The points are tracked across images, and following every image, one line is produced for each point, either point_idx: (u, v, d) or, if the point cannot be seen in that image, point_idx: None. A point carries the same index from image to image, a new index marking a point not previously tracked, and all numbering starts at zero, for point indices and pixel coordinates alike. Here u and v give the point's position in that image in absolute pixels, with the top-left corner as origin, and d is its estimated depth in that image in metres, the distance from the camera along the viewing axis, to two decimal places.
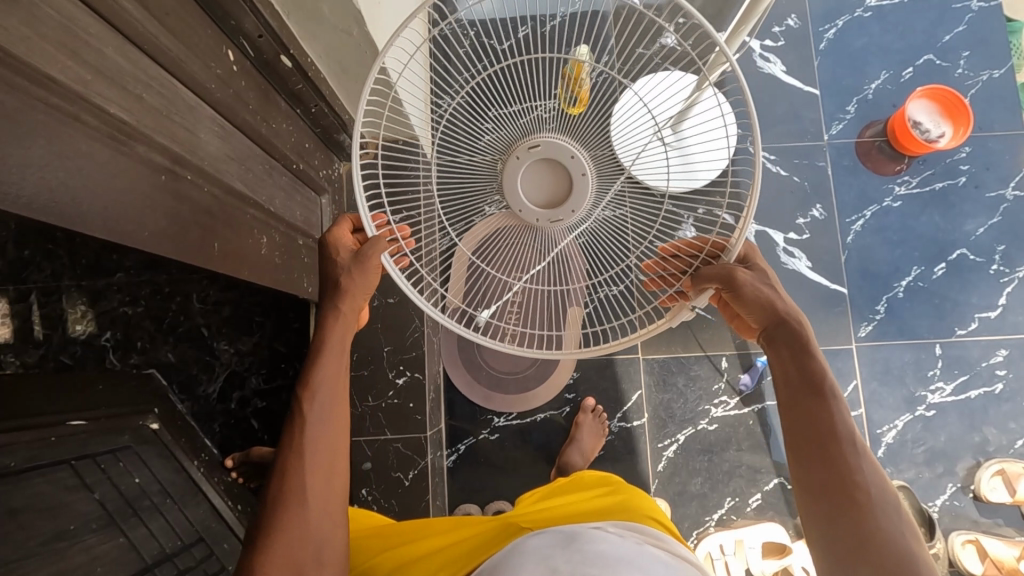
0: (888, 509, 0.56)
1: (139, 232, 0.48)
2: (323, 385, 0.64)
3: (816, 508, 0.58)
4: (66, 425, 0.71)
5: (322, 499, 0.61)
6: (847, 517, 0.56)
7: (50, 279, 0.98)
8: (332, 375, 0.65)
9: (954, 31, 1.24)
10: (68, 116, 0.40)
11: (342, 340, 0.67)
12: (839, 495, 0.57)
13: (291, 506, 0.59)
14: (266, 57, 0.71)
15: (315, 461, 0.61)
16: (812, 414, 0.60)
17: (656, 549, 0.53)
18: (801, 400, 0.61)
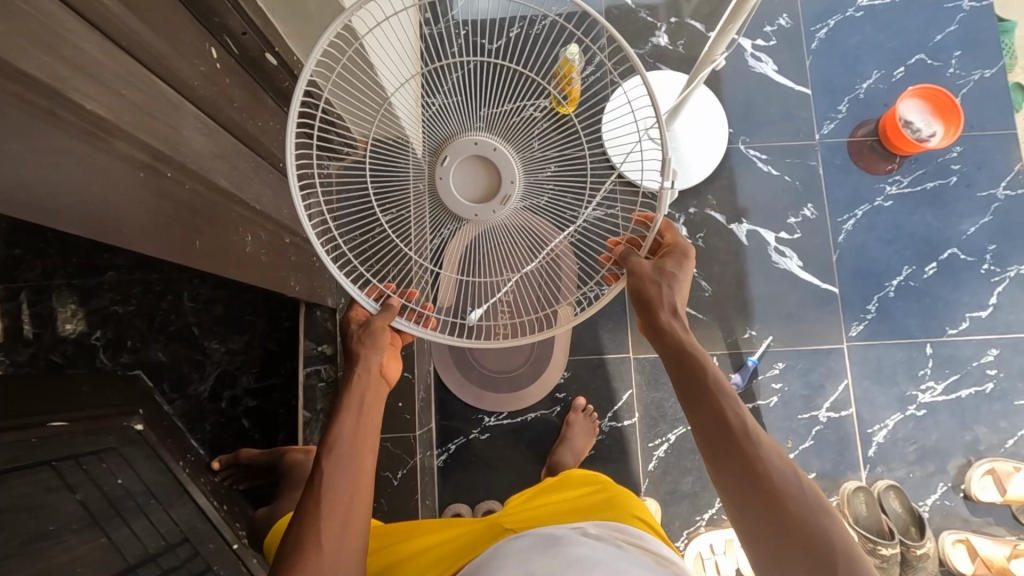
0: (821, 516, 0.53)
1: (116, 229, 0.47)
2: (341, 448, 0.62)
3: (763, 540, 0.53)
4: (49, 425, 0.71)
5: (337, 546, 0.58)
6: (793, 541, 0.52)
7: (41, 278, 0.99)
8: (351, 436, 0.63)
9: (946, 31, 1.24)
10: (44, 112, 0.40)
11: (367, 397, 0.66)
12: (781, 516, 0.53)
13: (307, 550, 0.57)
14: (252, 55, 0.71)
15: (327, 530, 0.58)
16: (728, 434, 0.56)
17: (637, 550, 0.52)
18: (716, 421, 0.57)
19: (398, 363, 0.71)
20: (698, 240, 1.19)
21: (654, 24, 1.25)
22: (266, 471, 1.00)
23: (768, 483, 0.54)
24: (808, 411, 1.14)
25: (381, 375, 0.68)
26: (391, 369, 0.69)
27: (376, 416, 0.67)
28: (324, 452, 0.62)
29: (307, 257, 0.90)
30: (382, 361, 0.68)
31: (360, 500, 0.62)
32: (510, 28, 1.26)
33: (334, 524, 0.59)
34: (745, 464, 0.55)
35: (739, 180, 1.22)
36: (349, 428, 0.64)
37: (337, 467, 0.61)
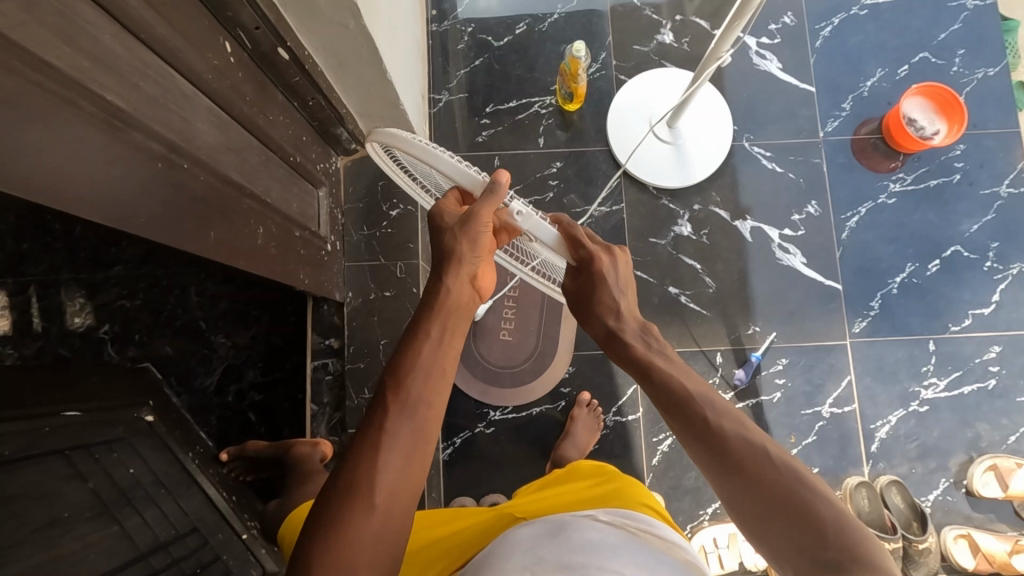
0: (800, 481, 0.52)
1: (134, 219, 0.48)
2: (421, 363, 0.59)
3: (750, 519, 0.53)
4: (61, 416, 0.73)
5: (393, 497, 0.52)
6: (776, 514, 0.51)
7: (49, 272, 0.99)
8: (423, 369, 0.58)
9: (950, 29, 1.24)
10: (65, 101, 0.40)
11: (444, 326, 0.62)
12: (756, 492, 0.52)
13: (357, 498, 0.51)
14: (262, 49, 0.71)
15: (398, 448, 0.54)
16: (692, 423, 0.58)
17: (644, 535, 0.53)
18: (674, 416, 0.60)
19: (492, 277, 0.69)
20: (703, 237, 1.20)
21: (659, 22, 1.26)
22: (272, 463, 1.01)
23: (737, 461, 0.54)
24: (811, 407, 1.15)
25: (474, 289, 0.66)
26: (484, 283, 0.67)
27: (461, 337, 0.63)
28: (403, 366, 0.58)
29: (314, 251, 0.90)
30: (477, 271, 0.65)
31: (433, 422, 0.57)
32: (515, 27, 1.27)
33: (406, 441, 0.54)
34: (713, 445, 0.56)
35: (742, 176, 1.22)
36: (426, 341, 0.60)
37: (415, 381, 0.57)
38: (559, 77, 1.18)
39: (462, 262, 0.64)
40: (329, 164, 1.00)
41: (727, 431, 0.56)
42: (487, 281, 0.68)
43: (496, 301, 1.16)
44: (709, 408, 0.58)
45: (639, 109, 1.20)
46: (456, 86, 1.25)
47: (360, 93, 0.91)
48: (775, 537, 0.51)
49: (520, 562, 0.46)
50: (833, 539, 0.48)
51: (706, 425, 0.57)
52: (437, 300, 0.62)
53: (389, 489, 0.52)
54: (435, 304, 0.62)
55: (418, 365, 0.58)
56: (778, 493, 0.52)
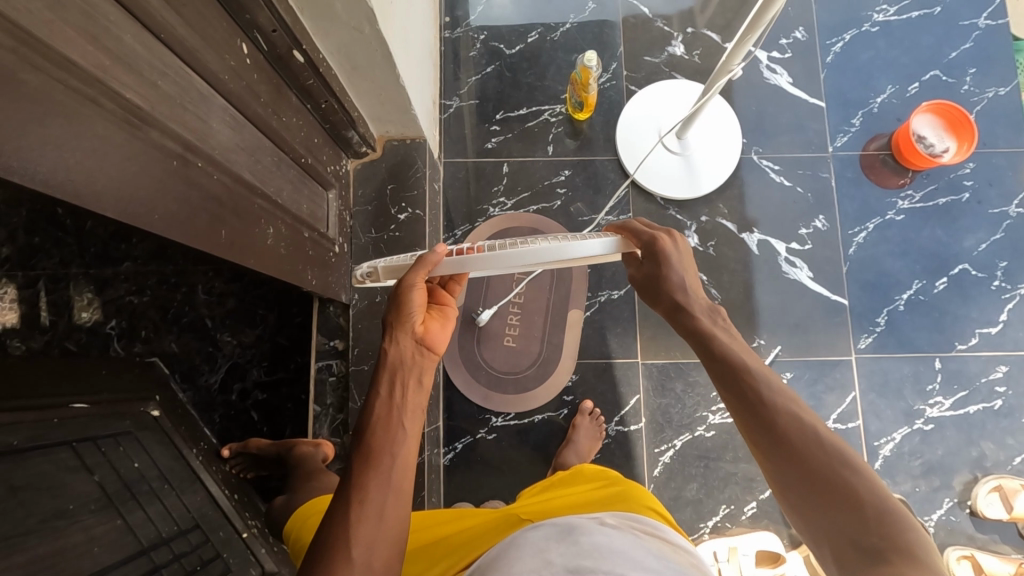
0: (846, 458, 0.52)
1: (150, 216, 0.48)
2: (378, 417, 0.61)
3: (790, 494, 0.54)
4: (69, 408, 0.73)
5: (368, 547, 0.53)
6: (819, 491, 0.52)
7: (58, 266, 1.00)
8: (380, 421, 0.61)
9: (961, 48, 1.25)
10: (86, 98, 0.41)
11: (392, 383, 0.64)
12: (801, 468, 0.53)
13: (333, 554, 0.52)
14: (279, 51, 0.72)
15: (368, 496, 0.55)
16: (745, 396, 0.58)
17: (648, 538, 0.53)
18: (730, 391, 0.60)
19: (442, 329, 0.68)
20: (709, 248, 1.20)
21: (670, 34, 1.27)
22: (274, 462, 1.01)
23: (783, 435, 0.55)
24: None
25: (421, 345, 0.66)
26: (433, 335, 0.67)
27: (417, 391, 0.64)
28: (362, 429, 0.61)
29: (323, 253, 0.91)
30: (415, 326, 0.66)
31: (402, 474, 0.58)
32: (527, 35, 1.28)
33: (378, 490, 0.56)
34: (765, 418, 0.56)
35: (749, 189, 1.22)
36: (381, 398, 0.63)
37: (376, 436, 0.60)
38: (569, 85, 1.19)
39: (398, 327, 0.66)
40: (339, 166, 1.01)
41: (777, 405, 0.57)
42: (438, 337, 0.67)
43: (501, 307, 1.16)
44: (765, 385, 0.58)
45: (648, 120, 1.20)
46: (467, 92, 1.26)
47: (373, 98, 0.92)
48: (819, 515, 0.51)
49: (529, 565, 0.45)
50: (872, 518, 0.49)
51: (760, 398, 0.57)
52: (387, 360, 0.65)
53: (366, 536, 0.54)
54: (380, 365, 0.65)
55: (377, 421, 0.61)
56: (821, 470, 0.52)
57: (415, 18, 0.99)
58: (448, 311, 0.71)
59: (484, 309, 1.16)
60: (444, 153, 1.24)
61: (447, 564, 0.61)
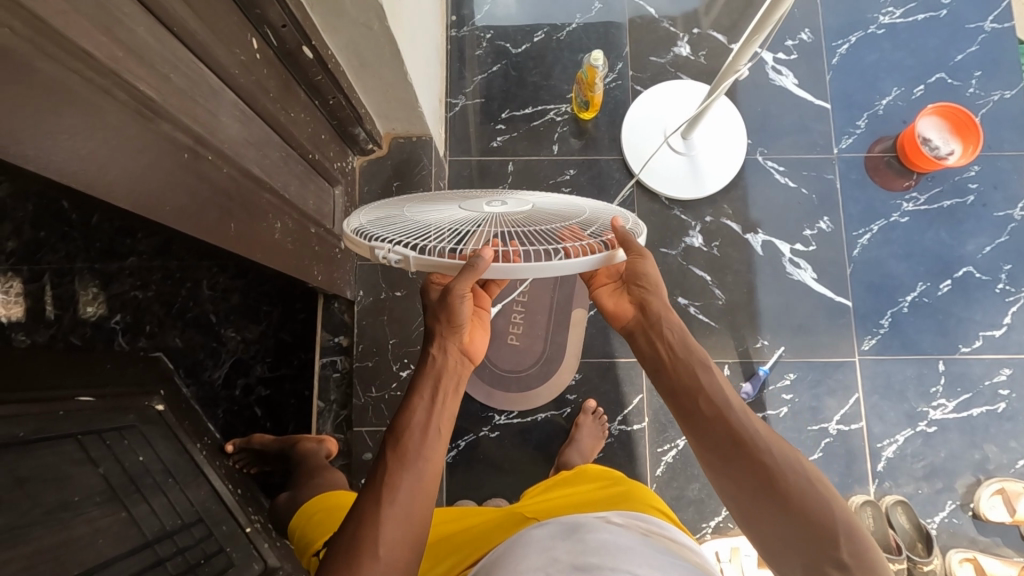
0: (799, 476, 0.55)
1: (160, 208, 0.49)
2: (418, 423, 0.61)
3: (748, 517, 0.57)
4: (74, 400, 0.73)
5: (395, 550, 0.53)
6: (774, 514, 0.54)
7: (64, 261, 0.99)
8: (420, 427, 0.60)
9: (966, 51, 1.25)
10: (101, 89, 0.41)
11: (434, 391, 0.63)
12: (756, 492, 0.55)
13: (361, 555, 0.52)
14: (288, 47, 0.72)
15: (399, 501, 0.55)
16: (702, 420, 0.60)
17: (659, 538, 0.53)
18: (683, 409, 0.62)
19: (483, 339, 0.69)
20: (714, 248, 1.20)
21: (676, 34, 1.27)
22: (277, 458, 1.01)
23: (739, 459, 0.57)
24: (817, 423, 1.14)
25: (463, 355, 0.67)
26: (475, 346, 0.68)
27: (455, 400, 0.65)
28: (398, 431, 0.60)
29: (329, 249, 0.91)
30: (463, 340, 0.66)
31: (430, 481, 0.58)
32: (533, 34, 1.29)
33: (409, 493, 0.56)
34: (713, 437, 0.59)
35: (754, 190, 1.22)
36: (422, 403, 0.62)
37: (411, 439, 0.59)
38: (575, 84, 1.20)
39: (448, 337, 0.65)
40: (346, 163, 1.01)
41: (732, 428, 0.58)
42: (477, 346, 0.68)
43: (505, 305, 1.16)
44: (713, 403, 0.60)
45: (653, 120, 1.21)
46: (473, 91, 1.27)
47: (380, 95, 0.92)
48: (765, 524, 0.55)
49: (535, 563, 0.45)
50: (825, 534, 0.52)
51: (715, 422, 0.59)
52: (431, 367, 0.64)
53: (391, 540, 0.54)
54: (423, 370, 0.64)
55: (415, 426, 0.61)
56: (775, 493, 0.54)
57: (423, 15, 0.99)
58: (484, 316, 0.71)
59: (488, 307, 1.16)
60: (450, 151, 1.24)
61: (453, 562, 0.61)
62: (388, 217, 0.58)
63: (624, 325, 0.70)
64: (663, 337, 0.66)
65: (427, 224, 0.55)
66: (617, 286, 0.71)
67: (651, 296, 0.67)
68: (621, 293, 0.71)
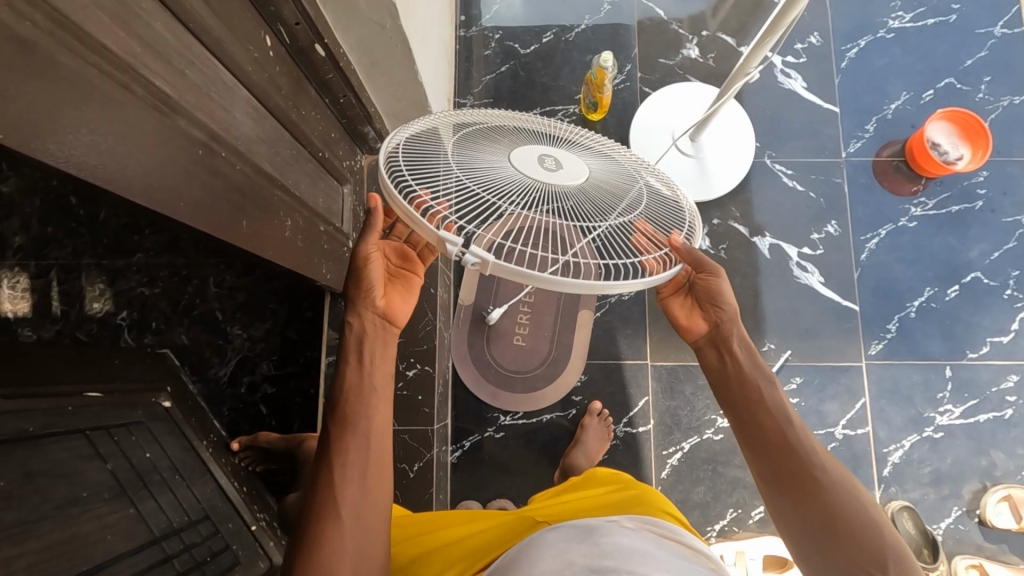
0: (846, 490, 0.57)
1: (175, 203, 0.49)
2: (349, 386, 0.61)
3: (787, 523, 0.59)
4: (83, 396, 0.73)
5: (354, 509, 0.55)
6: (815, 523, 0.57)
7: (70, 256, 1.00)
8: (352, 388, 0.61)
9: (976, 56, 1.25)
10: (120, 85, 0.41)
11: (363, 352, 0.63)
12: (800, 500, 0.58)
13: (322, 521, 0.54)
14: (301, 44, 0.72)
15: (349, 462, 0.57)
16: (755, 429, 0.62)
17: (670, 541, 0.53)
18: (743, 423, 0.63)
19: (405, 302, 0.66)
20: (721, 251, 1.20)
21: (684, 36, 1.27)
22: (283, 456, 1.00)
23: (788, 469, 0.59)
24: (824, 427, 1.13)
25: (382, 318, 0.65)
26: (393, 307, 0.65)
27: (384, 357, 0.64)
28: (335, 396, 0.61)
29: (337, 247, 0.91)
30: (372, 300, 0.64)
31: (378, 437, 0.59)
32: (542, 35, 1.29)
33: (357, 454, 0.57)
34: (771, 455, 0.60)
35: (761, 193, 1.22)
36: (350, 367, 0.63)
37: (351, 402, 0.60)
38: (584, 86, 1.20)
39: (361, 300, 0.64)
40: (355, 162, 1.01)
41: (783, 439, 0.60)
42: (397, 308, 0.66)
43: (512, 305, 1.15)
44: (776, 423, 0.61)
45: (662, 121, 1.20)
46: (482, 91, 1.27)
47: (390, 94, 0.92)
48: (812, 546, 0.57)
49: (551, 565, 0.45)
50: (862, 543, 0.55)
51: (768, 433, 0.61)
52: (353, 330, 0.64)
53: (349, 501, 0.55)
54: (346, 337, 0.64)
55: (349, 389, 0.61)
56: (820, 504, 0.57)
57: (433, 14, 0.99)
58: (416, 282, 0.68)
59: (495, 307, 1.14)
60: None
61: (465, 566, 0.61)
62: (426, 178, 0.54)
63: (695, 339, 0.69)
64: (733, 354, 0.66)
65: (473, 197, 0.53)
66: (687, 297, 0.69)
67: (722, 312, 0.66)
68: (693, 307, 0.69)
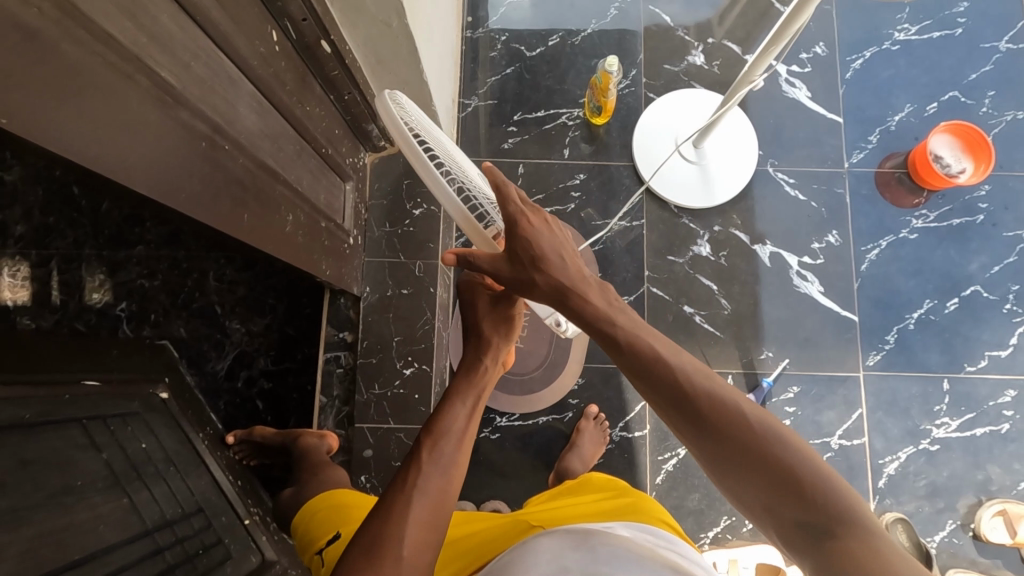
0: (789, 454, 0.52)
1: (176, 194, 0.49)
2: (452, 428, 0.68)
3: (742, 501, 0.54)
4: (80, 385, 0.74)
5: (418, 540, 0.57)
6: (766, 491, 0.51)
7: (72, 247, 1.00)
8: (458, 432, 0.68)
9: (981, 70, 1.25)
10: (125, 74, 0.41)
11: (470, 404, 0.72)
12: (744, 469, 0.52)
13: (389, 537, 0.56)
14: (307, 40, 0.72)
15: (423, 505, 0.60)
16: (677, 403, 0.56)
17: (671, 554, 0.52)
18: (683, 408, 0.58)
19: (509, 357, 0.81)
20: (721, 258, 1.20)
21: (690, 43, 1.27)
22: (278, 451, 1.01)
23: (719, 434, 0.54)
24: (820, 437, 1.13)
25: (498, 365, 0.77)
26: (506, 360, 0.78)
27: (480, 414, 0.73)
28: (429, 438, 0.67)
29: (338, 244, 0.91)
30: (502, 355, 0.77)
31: (448, 493, 0.64)
32: (548, 38, 1.29)
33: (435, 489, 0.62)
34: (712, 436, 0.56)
35: (763, 201, 1.22)
36: (457, 411, 0.70)
37: (447, 443, 0.67)
38: (589, 89, 1.20)
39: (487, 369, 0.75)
40: (357, 159, 1.01)
41: (708, 406, 0.55)
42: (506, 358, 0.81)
43: None
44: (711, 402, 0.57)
45: (665, 128, 1.21)
46: (486, 93, 1.27)
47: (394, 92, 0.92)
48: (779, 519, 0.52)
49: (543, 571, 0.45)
50: (816, 502, 0.49)
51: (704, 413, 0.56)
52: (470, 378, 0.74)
53: (416, 538, 0.57)
54: (464, 379, 0.74)
55: (452, 432, 0.68)
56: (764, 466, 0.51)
57: (440, 13, 0.99)
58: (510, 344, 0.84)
59: None
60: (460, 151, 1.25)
61: (460, 568, 0.61)
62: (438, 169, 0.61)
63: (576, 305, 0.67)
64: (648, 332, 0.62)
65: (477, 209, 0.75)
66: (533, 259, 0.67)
67: (545, 273, 0.65)
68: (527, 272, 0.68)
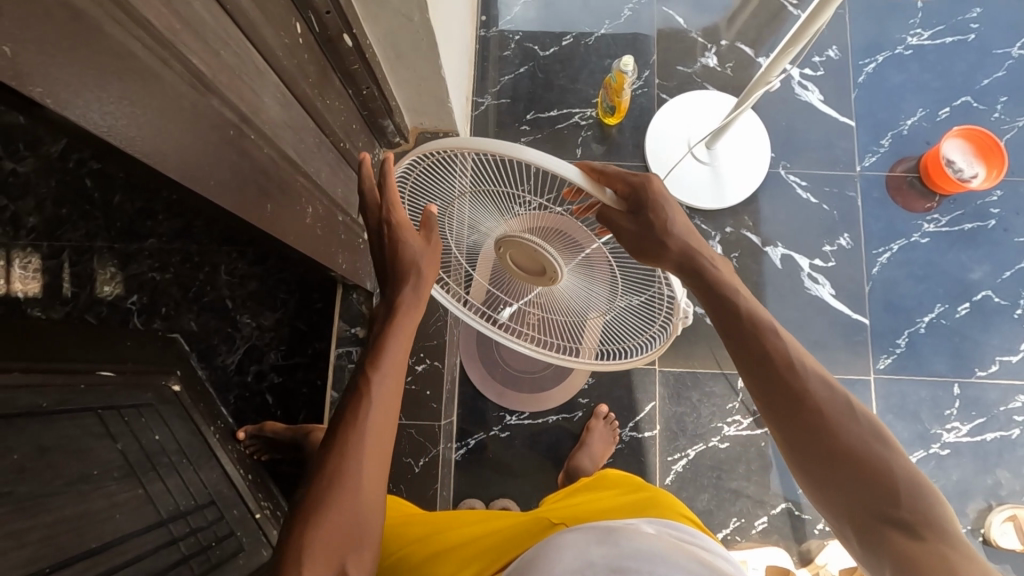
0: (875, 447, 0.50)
1: (206, 181, 0.49)
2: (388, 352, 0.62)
3: (808, 479, 0.52)
4: (96, 374, 0.73)
5: (372, 473, 0.55)
6: (855, 476, 0.49)
7: (83, 239, 1.00)
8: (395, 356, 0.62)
9: (993, 76, 1.25)
10: (161, 60, 0.42)
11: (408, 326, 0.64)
12: (835, 451, 0.50)
13: (342, 473, 0.54)
14: (329, 34, 0.73)
15: (377, 419, 0.57)
16: (772, 375, 0.53)
17: (694, 547, 0.52)
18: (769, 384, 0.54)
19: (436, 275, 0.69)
20: (733, 259, 1.20)
21: (703, 45, 1.28)
22: (289, 446, 1.00)
23: (816, 413, 0.51)
24: None
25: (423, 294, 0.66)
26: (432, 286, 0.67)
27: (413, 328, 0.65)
28: (372, 355, 0.62)
29: (353, 239, 0.91)
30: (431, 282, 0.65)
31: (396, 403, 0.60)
32: (562, 38, 1.29)
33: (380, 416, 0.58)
34: (796, 414, 0.52)
35: (774, 202, 1.22)
36: (398, 333, 0.63)
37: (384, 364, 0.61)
38: (602, 89, 1.20)
39: (422, 275, 0.64)
40: (373, 155, 1.01)
41: (816, 391, 0.52)
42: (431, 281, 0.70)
43: None
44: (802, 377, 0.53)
45: (677, 129, 1.21)
46: (499, 91, 1.27)
47: (411, 88, 0.92)
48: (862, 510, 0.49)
49: (570, 566, 0.44)
50: (901, 496, 0.48)
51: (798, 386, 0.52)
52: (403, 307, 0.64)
53: (373, 452, 0.56)
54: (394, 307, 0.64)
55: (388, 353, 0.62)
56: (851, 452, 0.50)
57: (458, 10, 0.99)
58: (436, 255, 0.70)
59: None
60: None
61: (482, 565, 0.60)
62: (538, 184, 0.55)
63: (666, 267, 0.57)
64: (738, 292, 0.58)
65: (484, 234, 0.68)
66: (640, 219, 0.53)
67: (672, 235, 0.54)
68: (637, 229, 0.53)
